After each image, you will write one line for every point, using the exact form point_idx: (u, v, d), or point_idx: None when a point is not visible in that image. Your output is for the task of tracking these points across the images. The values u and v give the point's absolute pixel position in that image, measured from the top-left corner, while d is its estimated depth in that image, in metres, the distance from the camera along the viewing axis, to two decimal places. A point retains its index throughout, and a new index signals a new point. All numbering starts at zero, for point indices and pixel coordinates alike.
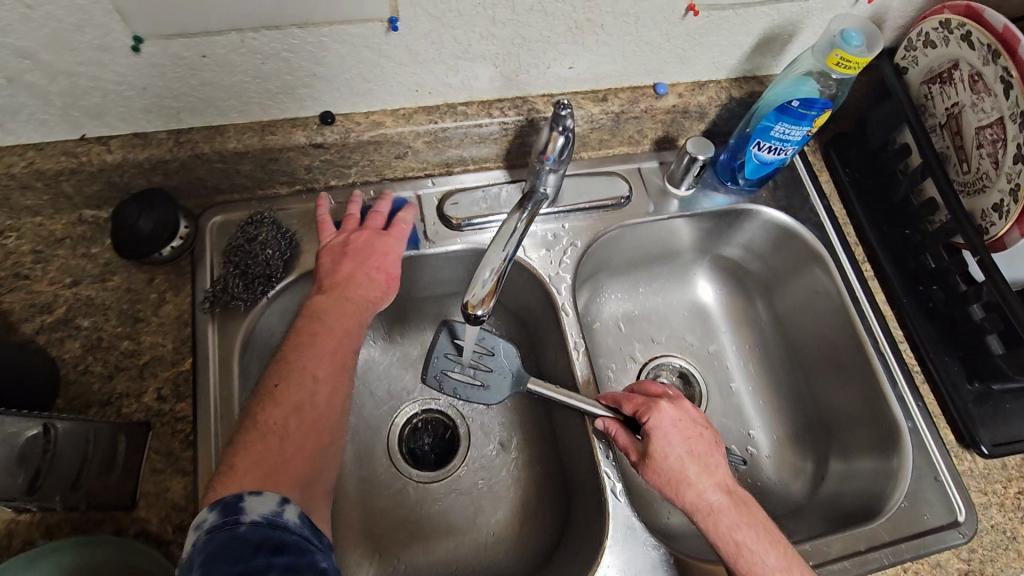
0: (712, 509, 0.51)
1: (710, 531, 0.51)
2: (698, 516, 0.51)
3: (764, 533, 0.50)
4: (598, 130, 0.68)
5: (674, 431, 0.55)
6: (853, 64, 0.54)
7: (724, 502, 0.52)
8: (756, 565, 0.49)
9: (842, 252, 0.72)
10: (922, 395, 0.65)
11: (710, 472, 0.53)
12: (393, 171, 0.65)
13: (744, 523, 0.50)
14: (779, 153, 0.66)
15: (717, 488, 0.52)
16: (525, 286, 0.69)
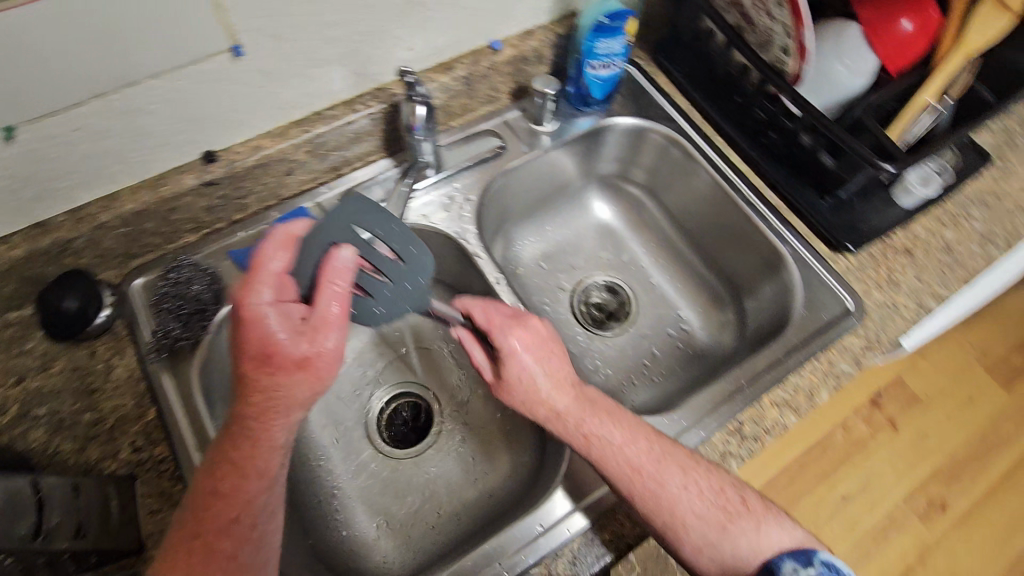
0: (561, 415, 0.61)
1: (565, 433, 0.60)
2: (552, 424, 0.60)
3: (606, 420, 0.60)
4: (457, 97, 0.76)
5: (525, 356, 0.62)
6: None
7: (572, 407, 0.61)
8: (609, 451, 0.58)
9: (695, 132, 0.82)
10: (792, 223, 0.76)
11: (560, 386, 0.62)
12: (287, 189, 0.71)
13: (589, 417, 0.60)
14: (611, 68, 0.76)
15: (564, 394, 0.61)
16: (441, 249, 0.76)
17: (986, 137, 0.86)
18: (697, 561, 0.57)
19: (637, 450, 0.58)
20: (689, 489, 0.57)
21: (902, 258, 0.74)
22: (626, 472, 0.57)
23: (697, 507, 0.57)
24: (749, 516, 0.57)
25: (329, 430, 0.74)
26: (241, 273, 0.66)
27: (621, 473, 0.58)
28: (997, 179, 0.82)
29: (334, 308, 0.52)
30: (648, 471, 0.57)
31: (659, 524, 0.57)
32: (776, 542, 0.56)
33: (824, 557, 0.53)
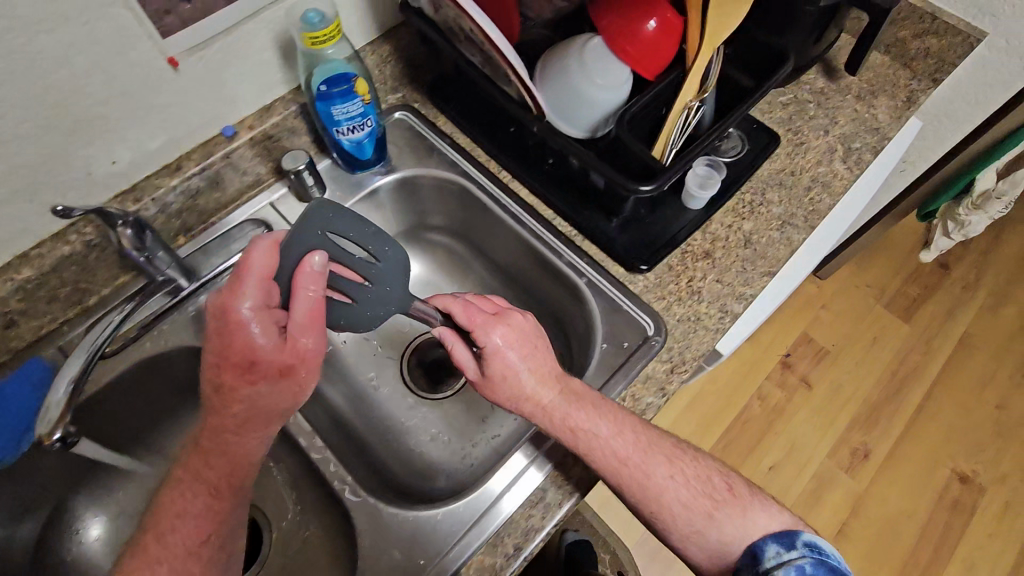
0: (546, 408, 0.60)
1: (551, 426, 0.60)
2: (539, 418, 0.60)
3: (593, 412, 0.60)
4: (202, 194, 0.69)
5: (510, 349, 0.60)
6: (325, 37, 0.58)
7: (555, 400, 0.60)
8: (596, 444, 0.59)
9: (478, 171, 0.78)
10: (586, 250, 0.73)
11: (544, 379, 0.61)
12: (19, 339, 0.64)
13: (575, 412, 0.60)
14: (363, 128, 0.70)
15: (549, 388, 0.60)
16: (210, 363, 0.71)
17: (776, 113, 0.84)
18: (683, 545, 0.60)
19: (623, 442, 0.59)
20: (672, 480, 0.59)
21: (701, 264, 0.72)
22: (613, 463, 0.59)
23: (679, 495, 0.59)
24: (738, 504, 0.59)
25: None
26: None
27: (608, 462, 0.59)
28: (791, 156, 0.80)
29: (310, 311, 0.55)
30: (633, 464, 0.59)
31: (644, 511, 0.60)
32: (764, 527, 0.58)
33: (806, 538, 0.57)
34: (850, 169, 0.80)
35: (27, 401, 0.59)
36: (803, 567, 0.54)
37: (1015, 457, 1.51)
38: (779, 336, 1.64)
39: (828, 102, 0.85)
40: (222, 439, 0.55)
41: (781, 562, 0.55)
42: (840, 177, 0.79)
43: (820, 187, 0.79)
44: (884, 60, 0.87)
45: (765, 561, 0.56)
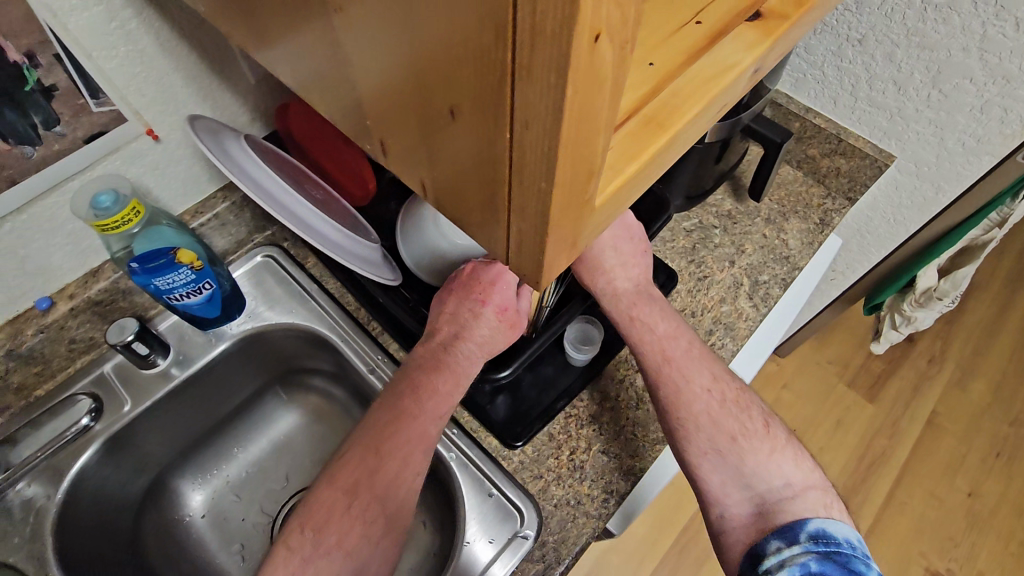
0: (613, 291, 0.62)
1: (613, 308, 0.62)
2: (603, 293, 0.62)
3: (654, 310, 0.62)
4: (16, 372, 0.62)
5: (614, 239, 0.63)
6: (117, 222, 0.53)
7: (627, 289, 0.62)
8: (648, 337, 0.60)
9: (342, 323, 0.71)
10: (457, 418, 0.65)
11: (625, 271, 0.63)
12: None
13: (641, 303, 0.62)
14: (200, 292, 0.64)
15: (627, 277, 0.63)
16: None
17: (678, 242, 0.78)
18: (697, 464, 0.56)
19: (676, 344, 0.60)
20: (705, 378, 0.58)
21: (586, 430, 0.64)
22: (657, 358, 0.59)
23: (740, 395, 0.59)
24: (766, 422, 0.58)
25: None
26: None
27: (653, 357, 0.60)
28: (692, 293, 0.74)
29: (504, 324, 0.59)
30: (677, 360, 0.59)
31: (669, 414, 0.58)
32: (783, 473, 0.55)
33: (813, 525, 0.50)
34: (756, 307, 0.73)
35: None
36: (807, 564, 0.48)
37: (989, 552, 1.41)
38: None
39: (734, 227, 0.79)
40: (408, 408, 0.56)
41: (782, 561, 0.49)
42: (745, 316, 0.72)
43: (724, 329, 0.71)
44: (796, 175, 0.83)
45: (764, 561, 0.50)
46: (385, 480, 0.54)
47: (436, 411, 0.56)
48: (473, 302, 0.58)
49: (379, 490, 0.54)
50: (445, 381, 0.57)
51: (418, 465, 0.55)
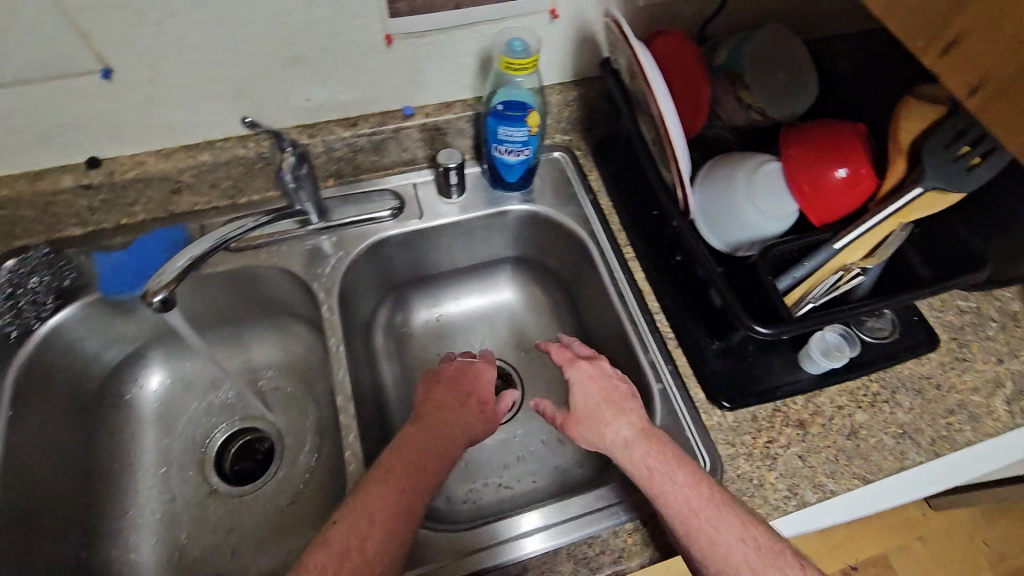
0: (625, 445, 0.57)
1: (629, 463, 0.57)
2: (617, 453, 0.57)
3: (671, 458, 0.55)
4: (362, 153, 0.76)
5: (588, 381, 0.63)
6: (521, 66, 0.63)
7: (633, 436, 0.58)
8: (669, 489, 0.53)
9: (603, 235, 0.77)
10: (674, 358, 0.68)
11: (622, 415, 0.59)
12: (177, 206, 0.74)
13: (651, 453, 0.56)
14: (519, 155, 0.74)
15: (626, 424, 0.59)
16: (294, 294, 0.76)
17: (947, 316, 0.74)
18: None
19: (696, 493, 0.52)
20: (685, 479, 0.53)
21: (789, 429, 0.65)
22: (681, 515, 0.52)
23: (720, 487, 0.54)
24: (744, 518, 0.51)
25: (159, 441, 0.76)
26: (98, 277, 0.69)
27: (677, 513, 0.52)
28: (945, 367, 0.70)
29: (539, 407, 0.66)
30: (705, 513, 0.51)
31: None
32: None
33: None
34: (1011, 413, 0.68)
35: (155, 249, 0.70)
36: None
37: None
38: (848, 545, 1.41)
39: (1015, 330, 0.73)
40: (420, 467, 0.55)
41: None
42: (995, 415, 0.67)
43: (966, 416, 0.67)
44: None
45: None
46: (372, 546, 0.49)
47: (436, 466, 0.56)
48: (462, 390, 0.64)
49: (367, 559, 0.48)
50: (413, 444, 0.57)
51: (400, 527, 0.51)
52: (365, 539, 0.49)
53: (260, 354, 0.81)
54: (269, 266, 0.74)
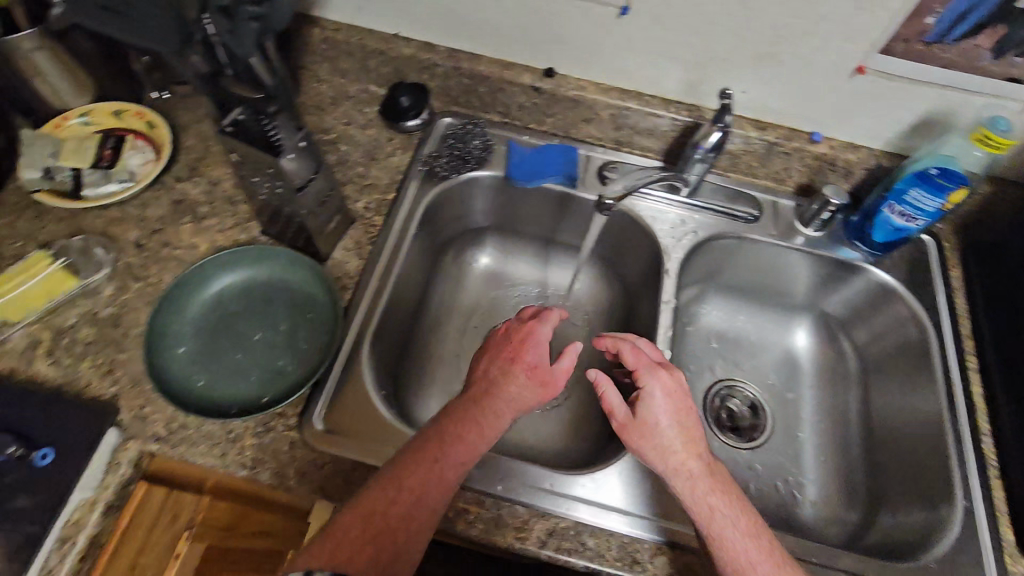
0: (690, 475, 0.55)
1: (686, 492, 0.55)
2: (679, 479, 0.55)
3: (732, 504, 0.54)
4: (750, 155, 0.80)
5: (662, 396, 0.58)
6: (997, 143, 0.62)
7: (702, 471, 0.55)
8: (732, 541, 0.52)
9: (949, 333, 0.73)
10: (989, 486, 0.64)
11: (692, 443, 0.56)
12: (577, 132, 0.84)
13: (717, 496, 0.54)
14: (910, 221, 0.72)
15: (692, 453, 0.56)
16: (632, 244, 0.83)
17: None
18: None
19: (758, 548, 0.52)
20: (744, 525, 0.53)
21: None
22: (729, 561, 0.52)
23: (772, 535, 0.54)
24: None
25: (467, 307, 0.87)
26: (506, 159, 0.80)
27: (724, 558, 0.52)
28: None
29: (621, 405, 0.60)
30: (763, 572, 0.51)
31: None
32: None
33: None
34: None
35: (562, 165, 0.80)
36: None
37: None
38: None
39: None
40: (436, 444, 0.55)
41: None
42: None
43: None
44: None
45: None
46: (399, 511, 0.52)
47: (488, 436, 0.57)
48: (506, 358, 0.61)
49: (394, 521, 0.52)
50: (473, 428, 0.57)
51: (433, 502, 0.54)
52: (414, 504, 0.53)
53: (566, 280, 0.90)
54: (631, 212, 0.80)
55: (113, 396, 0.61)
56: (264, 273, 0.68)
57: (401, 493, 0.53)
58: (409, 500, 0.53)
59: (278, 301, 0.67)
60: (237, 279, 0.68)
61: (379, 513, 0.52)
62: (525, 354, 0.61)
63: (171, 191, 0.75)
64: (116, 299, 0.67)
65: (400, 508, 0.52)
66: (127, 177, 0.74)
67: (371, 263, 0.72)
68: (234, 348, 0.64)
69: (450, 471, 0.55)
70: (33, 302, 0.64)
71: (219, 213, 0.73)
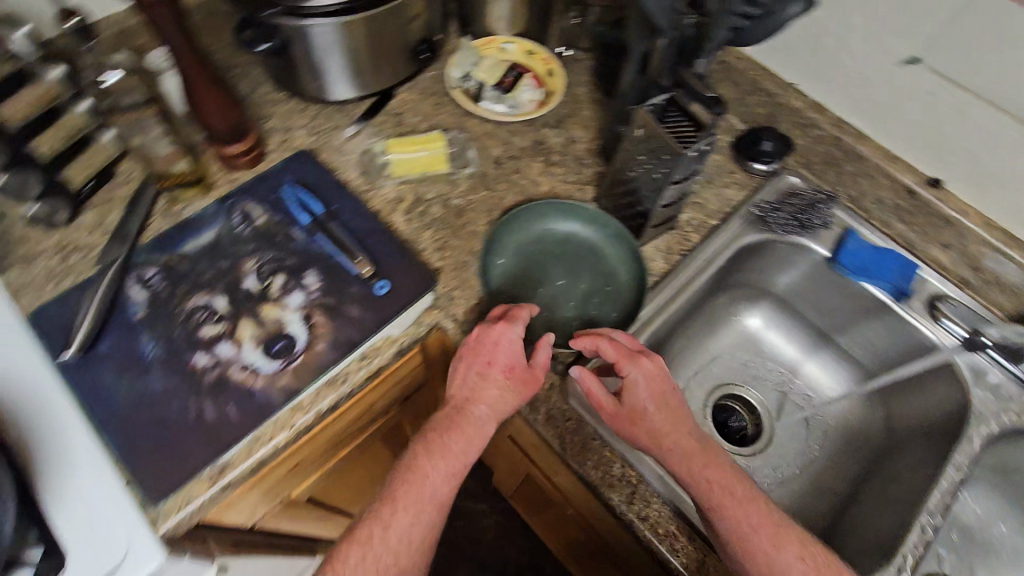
0: (686, 455, 0.55)
1: (689, 476, 0.54)
2: (674, 459, 0.55)
3: (722, 472, 0.54)
4: None
5: (643, 381, 0.57)
6: None
7: (692, 445, 0.56)
8: (734, 518, 0.52)
9: None
10: None
11: (676, 421, 0.57)
12: (923, 249, 0.79)
13: (703, 464, 0.54)
14: None
15: (679, 432, 0.56)
16: (930, 388, 0.77)
17: None
18: None
19: (761, 522, 0.53)
20: (739, 492, 0.54)
21: None
22: (736, 532, 0.52)
23: (771, 504, 0.55)
24: (798, 537, 0.53)
25: (709, 354, 0.88)
26: (838, 242, 0.78)
27: (734, 533, 0.52)
28: None
29: (608, 403, 0.58)
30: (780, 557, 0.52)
31: None
32: None
33: None
34: None
35: (901, 276, 0.76)
36: None
37: None
38: None
39: None
40: (433, 446, 0.58)
41: None
42: None
43: None
44: None
45: None
46: (402, 521, 0.56)
47: (478, 439, 0.59)
48: (482, 360, 0.60)
49: (408, 519, 0.56)
50: (461, 433, 0.59)
51: (432, 516, 0.57)
52: (422, 506, 0.57)
53: (816, 377, 0.88)
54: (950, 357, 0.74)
55: (438, 268, 0.71)
56: (586, 233, 0.74)
57: (405, 511, 0.56)
58: (405, 510, 0.56)
59: (587, 261, 0.73)
60: (564, 227, 0.75)
61: (386, 525, 0.56)
62: (496, 355, 0.61)
63: (536, 132, 0.84)
64: (466, 196, 0.77)
65: (424, 496, 0.57)
66: (511, 105, 0.85)
67: (672, 272, 0.76)
68: (539, 281, 0.72)
69: (452, 470, 0.58)
70: (414, 168, 0.77)
71: (565, 167, 0.82)
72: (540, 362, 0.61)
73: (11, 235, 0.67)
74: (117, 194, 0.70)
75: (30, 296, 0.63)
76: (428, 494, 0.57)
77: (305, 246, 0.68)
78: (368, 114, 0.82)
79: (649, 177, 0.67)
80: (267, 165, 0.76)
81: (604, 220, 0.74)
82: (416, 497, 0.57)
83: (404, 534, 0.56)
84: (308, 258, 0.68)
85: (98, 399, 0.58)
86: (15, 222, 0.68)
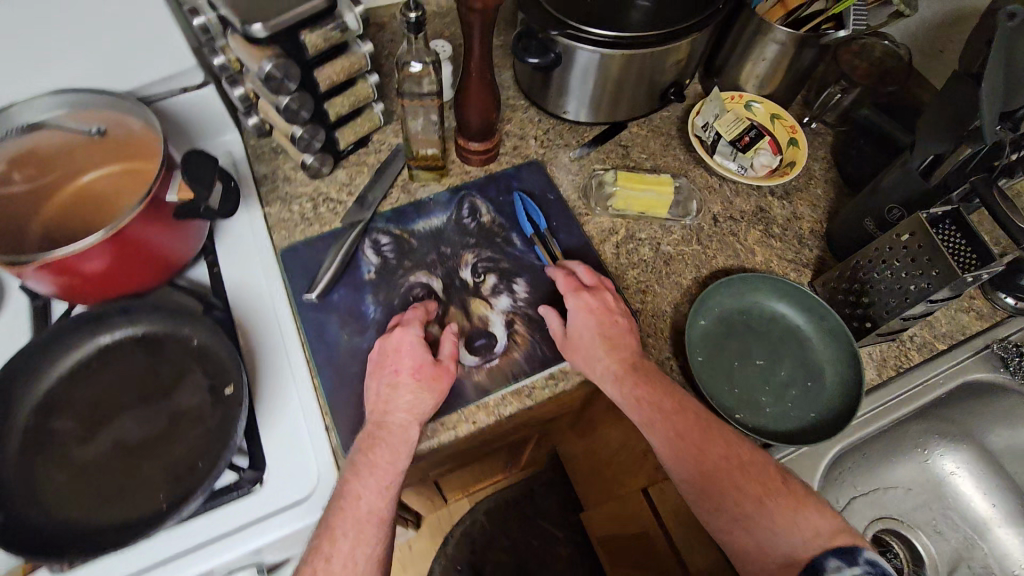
0: (631, 396, 0.58)
1: (638, 409, 0.58)
2: (627, 401, 0.58)
3: (656, 391, 0.58)
4: None
5: (588, 339, 0.61)
6: None
7: (629, 379, 0.59)
8: (666, 422, 0.57)
9: None
10: None
11: (621, 363, 0.60)
12: None
13: (634, 387, 0.58)
14: None
15: (616, 370, 0.60)
16: None
17: None
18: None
19: (684, 421, 0.57)
20: (667, 405, 0.58)
21: None
22: (674, 436, 0.56)
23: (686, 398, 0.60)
24: (710, 421, 0.58)
25: (885, 480, 0.81)
26: None
27: (676, 441, 0.56)
28: None
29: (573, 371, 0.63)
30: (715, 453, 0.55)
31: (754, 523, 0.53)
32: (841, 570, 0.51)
33: None
34: None
35: None
36: None
37: None
38: None
39: None
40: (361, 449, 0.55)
41: None
42: None
43: None
44: None
45: None
46: (353, 505, 0.52)
47: (404, 437, 0.55)
48: (389, 372, 0.58)
49: (357, 503, 0.52)
50: (388, 444, 0.54)
51: (376, 500, 0.52)
52: (363, 490, 0.52)
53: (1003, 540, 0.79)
54: None
55: (637, 310, 0.70)
56: (800, 320, 0.70)
57: (362, 494, 0.52)
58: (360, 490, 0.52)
59: (793, 349, 0.69)
60: (776, 307, 0.71)
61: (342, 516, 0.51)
62: (403, 347, 0.59)
63: (761, 198, 0.81)
64: (677, 245, 0.76)
65: (363, 501, 0.52)
66: (743, 167, 0.81)
67: (890, 384, 0.71)
68: (736, 355, 0.69)
69: (386, 447, 0.54)
70: (635, 207, 0.76)
71: (783, 241, 0.78)
72: (450, 353, 0.59)
73: (277, 175, 0.74)
74: (369, 161, 0.76)
75: (284, 234, 0.70)
76: (365, 473, 0.53)
77: (522, 254, 0.71)
78: (598, 140, 0.83)
79: (903, 287, 0.62)
80: (497, 167, 0.79)
81: (827, 310, 0.69)
82: (359, 487, 0.52)
83: (360, 515, 0.52)
84: (521, 266, 0.70)
85: (322, 345, 0.63)
86: (283, 164, 0.75)
